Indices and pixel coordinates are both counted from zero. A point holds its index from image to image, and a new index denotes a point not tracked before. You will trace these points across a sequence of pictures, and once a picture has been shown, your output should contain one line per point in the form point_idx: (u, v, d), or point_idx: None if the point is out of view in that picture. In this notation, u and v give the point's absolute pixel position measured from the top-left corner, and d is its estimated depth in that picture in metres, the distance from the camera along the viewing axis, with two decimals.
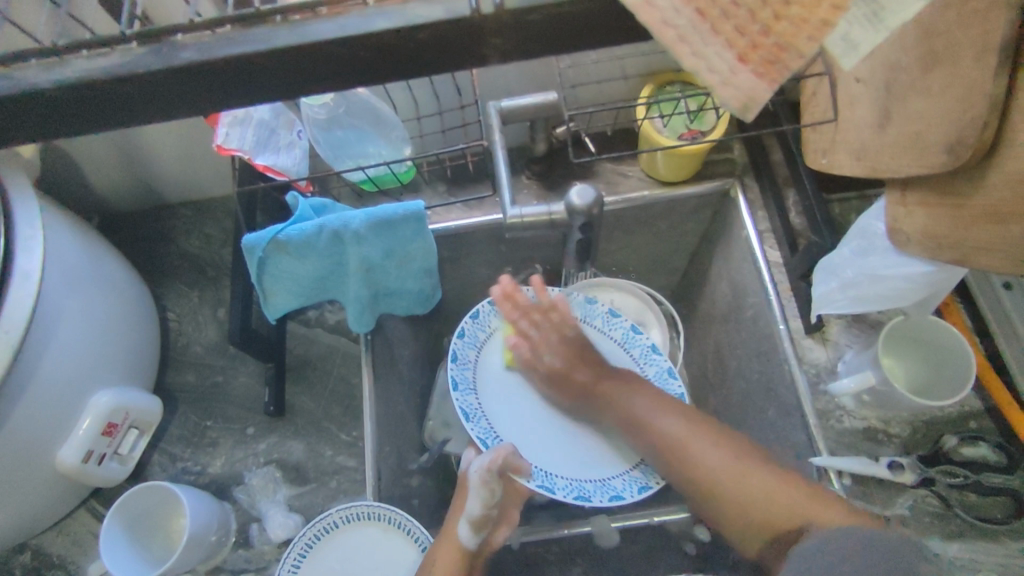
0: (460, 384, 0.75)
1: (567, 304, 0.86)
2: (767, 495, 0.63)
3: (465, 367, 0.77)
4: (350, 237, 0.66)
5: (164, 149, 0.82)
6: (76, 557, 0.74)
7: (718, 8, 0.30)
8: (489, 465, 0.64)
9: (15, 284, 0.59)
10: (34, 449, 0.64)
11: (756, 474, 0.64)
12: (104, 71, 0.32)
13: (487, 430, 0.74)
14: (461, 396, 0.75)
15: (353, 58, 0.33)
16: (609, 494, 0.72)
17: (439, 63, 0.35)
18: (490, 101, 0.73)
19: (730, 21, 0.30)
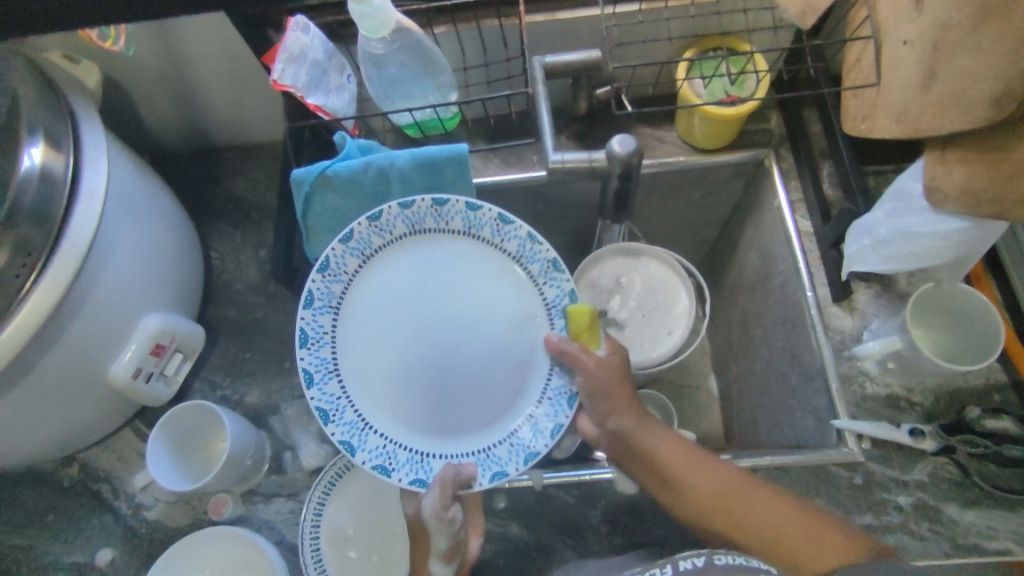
0: (316, 303, 0.65)
1: (430, 215, 0.68)
2: (795, 529, 0.53)
3: (323, 315, 0.65)
4: (394, 176, 0.68)
5: (216, 91, 0.85)
6: (120, 472, 0.79)
7: None
8: (437, 505, 0.59)
9: (81, 202, 0.63)
10: (91, 360, 0.68)
11: (769, 500, 0.56)
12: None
13: (325, 364, 0.65)
14: (311, 354, 0.64)
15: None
16: (522, 458, 0.65)
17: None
18: (534, 55, 0.74)
19: None
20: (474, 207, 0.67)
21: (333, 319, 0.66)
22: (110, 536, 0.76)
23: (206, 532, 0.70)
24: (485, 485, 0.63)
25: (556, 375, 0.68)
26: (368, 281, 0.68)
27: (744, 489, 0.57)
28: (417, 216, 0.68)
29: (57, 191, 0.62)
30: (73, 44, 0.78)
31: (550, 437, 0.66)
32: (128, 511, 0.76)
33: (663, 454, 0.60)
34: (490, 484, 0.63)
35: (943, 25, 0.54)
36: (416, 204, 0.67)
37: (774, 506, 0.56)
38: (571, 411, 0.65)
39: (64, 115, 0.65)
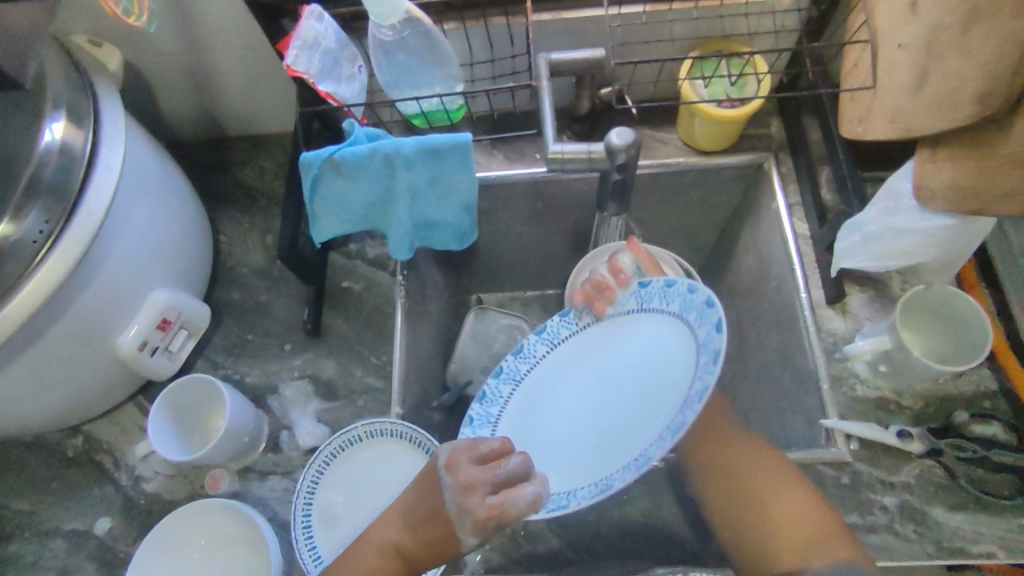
0: (501, 374, 0.78)
1: (659, 293, 0.70)
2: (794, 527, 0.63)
3: (503, 384, 0.78)
4: (399, 162, 0.70)
5: (231, 78, 0.88)
6: (122, 444, 0.80)
7: None
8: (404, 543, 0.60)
9: (98, 174, 0.65)
10: (101, 330, 0.70)
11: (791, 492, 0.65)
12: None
13: (485, 416, 0.76)
14: (496, 382, 0.78)
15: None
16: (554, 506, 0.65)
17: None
18: (540, 52, 0.77)
19: None
20: (673, 284, 0.69)
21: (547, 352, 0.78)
22: (110, 506, 0.77)
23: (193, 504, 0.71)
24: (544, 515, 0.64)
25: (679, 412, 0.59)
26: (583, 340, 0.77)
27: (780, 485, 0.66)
28: (557, 332, 0.78)
29: (76, 164, 0.64)
30: (97, 29, 0.81)
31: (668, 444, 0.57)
32: (127, 482, 0.78)
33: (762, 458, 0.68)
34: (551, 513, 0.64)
35: (935, 28, 0.55)
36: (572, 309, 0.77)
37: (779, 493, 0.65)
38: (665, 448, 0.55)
39: (85, 91, 0.68)
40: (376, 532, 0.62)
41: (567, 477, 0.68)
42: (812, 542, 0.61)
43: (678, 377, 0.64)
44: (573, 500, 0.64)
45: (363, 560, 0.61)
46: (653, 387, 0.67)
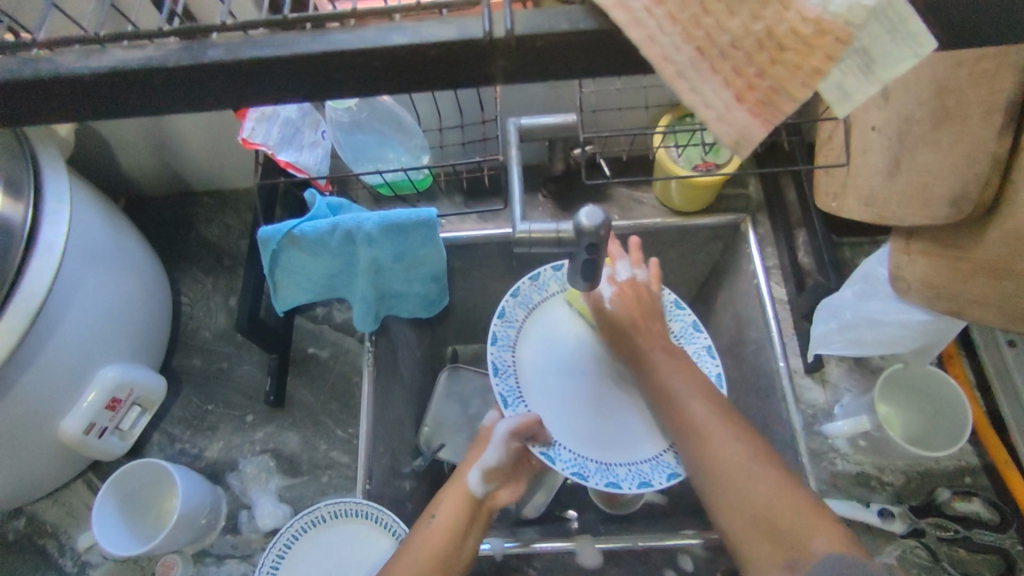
0: (500, 340, 0.71)
1: (664, 305, 0.77)
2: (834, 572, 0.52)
3: (506, 351, 0.71)
4: (361, 238, 0.67)
5: (193, 137, 0.85)
6: (69, 527, 0.75)
7: (716, 48, 0.27)
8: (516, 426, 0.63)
9: (37, 256, 0.61)
10: (42, 415, 0.66)
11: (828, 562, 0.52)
12: (138, 61, 0.27)
13: (512, 391, 0.69)
14: (497, 350, 0.71)
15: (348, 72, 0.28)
16: (606, 479, 0.65)
17: (456, 79, 0.29)
18: (509, 118, 0.75)
19: (729, 61, 0.27)
20: (655, 286, 0.78)
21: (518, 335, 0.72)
22: None
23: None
24: (635, 490, 0.63)
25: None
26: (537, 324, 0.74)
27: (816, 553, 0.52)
28: (529, 298, 0.75)
29: (14, 242, 0.60)
30: None
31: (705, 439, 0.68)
32: (73, 569, 0.73)
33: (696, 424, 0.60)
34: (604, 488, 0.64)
35: (906, 118, 0.54)
36: (543, 273, 0.77)
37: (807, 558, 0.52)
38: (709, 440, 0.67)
39: (26, 162, 0.64)
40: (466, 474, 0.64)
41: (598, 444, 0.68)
42: None
43: None
44: (623, 481, 0.64)
45: (456, 502, 0.62)
46: None
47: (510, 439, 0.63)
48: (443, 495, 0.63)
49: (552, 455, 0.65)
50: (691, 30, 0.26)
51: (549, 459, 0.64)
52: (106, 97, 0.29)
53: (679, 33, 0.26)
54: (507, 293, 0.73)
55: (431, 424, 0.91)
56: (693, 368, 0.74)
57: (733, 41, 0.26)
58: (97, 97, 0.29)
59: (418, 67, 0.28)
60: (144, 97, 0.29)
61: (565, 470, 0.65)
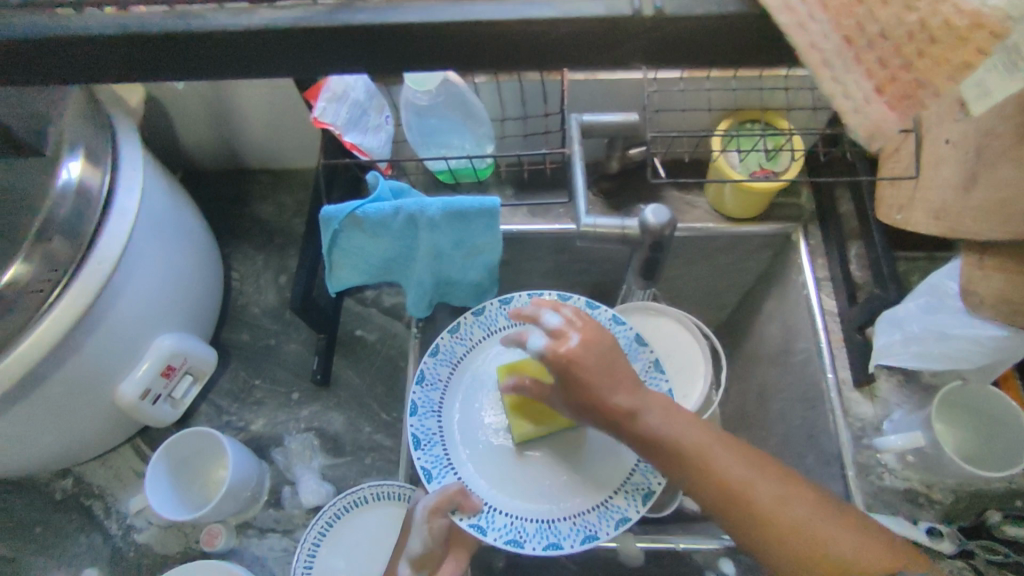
0: (420, 409, 0.68)
1: (606, 325, 0.75)
2: (771, 497, 0.51)
3: (428, 420, 0.68)
4: (424, 222, 0.68)
5: (255, 116, 0.87)
6: (115, 490, 0.77)
7: (864, 41, 0.39)
8: (432, 504, 0.60)
9: (112, 220, 0.64)
10: (102, 377, 0.67)
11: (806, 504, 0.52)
12: (292, 21, 0.33)
13: (438, 460, 0.66)
14: (419, 421, 0.67)
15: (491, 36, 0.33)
16: (545, 541, 0.61)
17: (590, 51, 0.34)
18: (572, 113, 0.75)
19: (874, 54, 0.39)
20: (593, 306, 0.75)
21: (450, 371, 0.71)
22: (97, 556, 0.73)
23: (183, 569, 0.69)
24: (581, 548, 0.60)
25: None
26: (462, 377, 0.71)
27: (800, 510, 0.51)
28: (452, 352, 0.71)
29: (91, 208, 0.62)
30: None
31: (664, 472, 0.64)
32: (118, 532, 0.74)
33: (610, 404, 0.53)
34: (544, 550, 0.60)
35: (986, 133, 0.53)
36: (487, 308, 0.72)
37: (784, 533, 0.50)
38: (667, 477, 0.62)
39: (105, 132, 0.66)
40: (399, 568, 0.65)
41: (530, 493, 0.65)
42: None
43: None
44: (566, 540, 0.61)
45: None
46: None
47: (432, 518, 0.61)
48: None
49: (484, 525, 0.61)
50: (844, 24, 0.39)
51: (479, 530, 0.61)
52: (253, 52, 0.35)
53: (832, 26, 0.39)
54: (425, 353, 0.70)
55: None
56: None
57: (882, 33, 0.38)
58: (244, 53, 0.35)
59: (551, 39, 0.34)
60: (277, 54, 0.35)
61: (500, 539, 0.61)
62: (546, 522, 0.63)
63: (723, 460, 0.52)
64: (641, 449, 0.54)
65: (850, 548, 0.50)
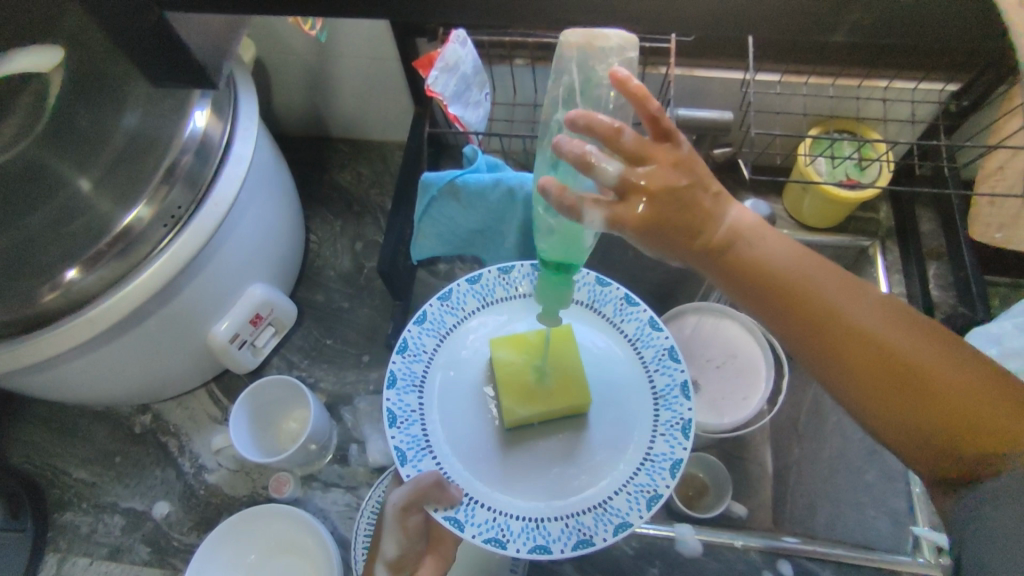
0: (399, 383, 0.69)
1: (615, 304, 0.75)
2: (922, 349, 0.43)
3: (409, 395, 0.68)
4: (521, 197, 0.70)
5: (350, 84, 0.89)
6: (189, 430, 0.79)
7: None
8: (402, 499, 0.59)
9: (229, 166, 0.66)
10: (199, 318, 0.70)
11: (949, 357, 0.43)
12: None
13: (416, 441, 0.66)
14: (397, 396, 0.68)
15: (693, 19, 0.32)
16: (529, 542, 0.61)
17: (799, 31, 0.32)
18: (670, 106, 0.76)
19: None
20: (604, 284, 0.75)
21: (437, 342, 0.72)
22: (170, 490, 0.76)
23: (242, 511, 0.71)
24: (570, 553, 0.60)
25: (659, 441, 0.66)
26: (448, 353, 0.72)
27: (928, 349, 0.43)
28: (442, 320, 0.73)
29: (213, 154, 0.64)
30: None
31: (670, 475, 0.64)
32: (190, 470, 0.77)
33: (713, 231, 0.45)
34: (529, 553, 0.60)
35: None
36: (485, 277, 0.75)
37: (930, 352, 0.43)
38: (672, 480, 0.63)
39: (230, 85, 0.68)
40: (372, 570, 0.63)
41: (514, 486, 0.66)
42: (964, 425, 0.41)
43: (634, 395, 0.70)
44: (554, 543, 0.61)
45: None
46: (604, 392, 0.71)
47: (405, 510, 0.60)
48: None
49: (461, 519, 0.61)
50: None
51: (457, 524, 0.60)
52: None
53: None
54: (412, 323, 0.72)
55: None
56: (652, 377, 0.70)
57: None
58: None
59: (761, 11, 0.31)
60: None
61: (478, 537, 0.61)
62: (535, 521, 0.63)
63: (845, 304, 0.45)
64: (778, 309, 0.46)
65: (963, 384, 0.42)
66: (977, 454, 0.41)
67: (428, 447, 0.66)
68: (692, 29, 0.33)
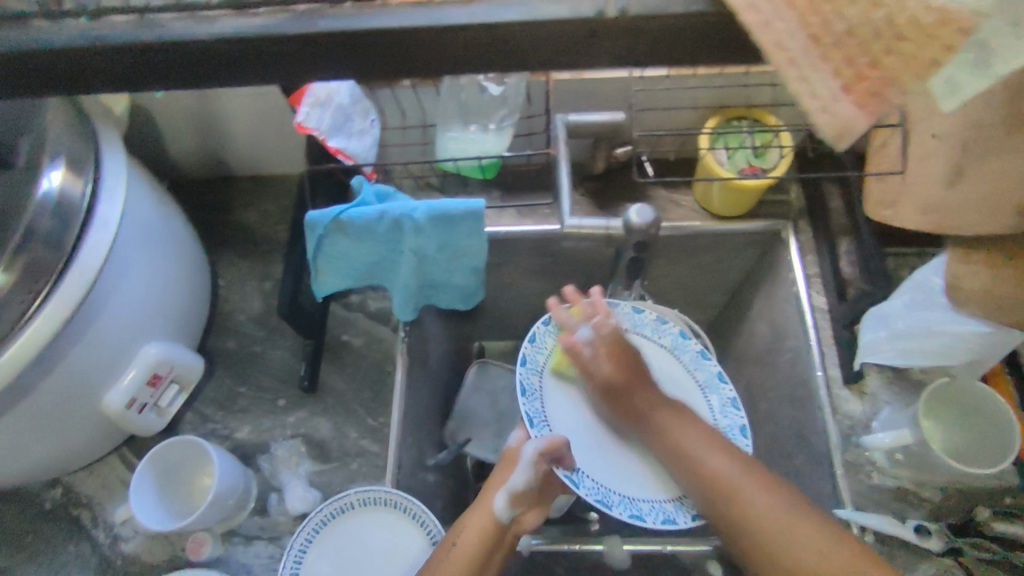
0: (526, 366, 0.72)
1: (692, 353, 0.78)
2: (772, 510, 0.56)
3: (531, 373, 0.72)
4: (409, 227, 0.68)
5: (238, 122, 0.86)
6: (101, 500, 0.76)
7: (832, 36, 0.27)
8: (543, 447, 0.62)
9: (94, 230, 0.62)
10: (86, 389, 0.66)
11: (771, 495, 0.57)
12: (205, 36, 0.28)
13: (538, 412, 0.70)
14: (523, 372, 0.72)
15: (477, 60, 0.29)
16: (628, 512, 0.66)
17: (568, 61, 0.29)
18: (557, 114, 0.74)
19: (842, 51, 0.27)
20: (668, 323, 0.79)
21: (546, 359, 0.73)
22: (85, 565, 0.73)
23: None
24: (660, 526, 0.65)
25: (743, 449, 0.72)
26: (559, 385, 0.73)
27: (752, 486, 0.58)
28: (554, 329, 0.76)
29: (73, 217, 0.61)
30: None
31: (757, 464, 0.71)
32: (105, 541, 0.74)
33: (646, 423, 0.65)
34: (626, 518, 0.65)
35: None
36: (527, 318, 0.74)
37: (784, 512, 0.56)
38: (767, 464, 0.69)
39: (88, 140, 0.65)
40: (491, 501, 0.62)
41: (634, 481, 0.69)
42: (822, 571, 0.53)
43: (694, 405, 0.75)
44: (647, 515, 0.66)
45: (477, 536, 0.59)
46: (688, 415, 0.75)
47: (539, 461, 0.62)
48: (461, 526, 0.60)
49: (576, 480, 0.66)
50: (806, 17, 0.27)
51: (573, 483, 0.65)
52: (155, 68, 0.30)
53: (794, 20, 0.27)
54: (523, 340, 0.73)
55: (458, 417, 0.90)
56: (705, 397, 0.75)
57: (849, 29, 0.27)
58: (147, 69, 0.30)
59: (539, 43, 0.28)
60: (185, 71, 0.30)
61: (590, 496, 0.65)
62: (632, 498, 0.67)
63: (707, 453, 0.61)
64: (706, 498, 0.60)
65: (830, 558, 0.53)
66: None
67: (547, 420, 0.70)
68: (483, 67, 0.30)
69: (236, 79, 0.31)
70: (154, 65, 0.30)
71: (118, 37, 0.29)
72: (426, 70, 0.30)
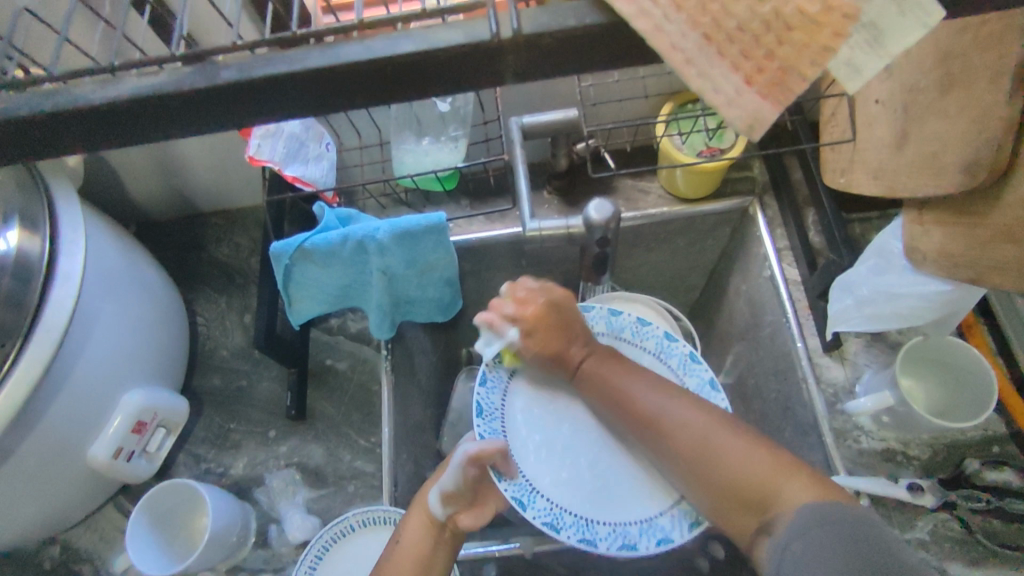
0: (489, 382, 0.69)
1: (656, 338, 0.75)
2: (691, 428, 0.59)
3: (494, 393, 0.69)
4: (372, 248, 0.68)
5: (197, 161, 0.85)
6: (104, 551, 0.77)
7: (724, 33, 0.28)
8: (474, 451, 0.60)
9: (57, 286, 0.62)
10: (69, 444, 0.67)
11: (730, 430, 0.58)
12: (112, 97, 0.29)
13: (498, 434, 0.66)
14: (485, 391, 0.69)
15: (375, 89, 0.30)
16: (620, 541, 0.61)
17: (471, 79, 0.30)
18: (511, 117, 0.74)
19: (736, 46, 0.28)
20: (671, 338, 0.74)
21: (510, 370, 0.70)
22: None
23: None
24: (657, 548, 0.61)
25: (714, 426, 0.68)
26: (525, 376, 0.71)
27: (691, 413, 0.60)
28: None
29: (33, 277, 0.61)
30: None
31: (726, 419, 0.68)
32: None
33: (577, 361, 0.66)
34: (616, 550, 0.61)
35: (911, 89, 0.53)
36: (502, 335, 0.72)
37: (719, 432, 0.58)
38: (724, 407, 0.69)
39: (40, 199, 0.65)
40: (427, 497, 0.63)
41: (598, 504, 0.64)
42: (754, 483, 0.55)
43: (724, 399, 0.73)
44: (642, 540, 0.62)
45: (418, 526, 0.61)
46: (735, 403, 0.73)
47: (469, 463, 0.61)
48: (405, 518, 0.62)
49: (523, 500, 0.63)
50: (697, 17, 0.28)
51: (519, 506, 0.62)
52: (72, 133, 0.30)
53: (685, 20, 0.28)
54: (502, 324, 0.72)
55: (451, 427, 0.90)
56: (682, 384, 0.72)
57: (740, 25, 0.28)
58: (62, 135, 0.30)
59: (440, 68, 0.29)
60: (105, 133, 0.31)
61: (538, 518, 0.62)
62: (619, 524, 0.62)
63: (639, 384, 0.63)
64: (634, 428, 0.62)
65: (752, 467, 0.56)
66: (757, 492, 0.55)
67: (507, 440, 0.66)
68: (388, 99, 0.31)
69: (156, 130, 0.31)
70: (69, 131, 0.30)
71: (25, 108, 0.29)
72: (334, 107, 0.31)
